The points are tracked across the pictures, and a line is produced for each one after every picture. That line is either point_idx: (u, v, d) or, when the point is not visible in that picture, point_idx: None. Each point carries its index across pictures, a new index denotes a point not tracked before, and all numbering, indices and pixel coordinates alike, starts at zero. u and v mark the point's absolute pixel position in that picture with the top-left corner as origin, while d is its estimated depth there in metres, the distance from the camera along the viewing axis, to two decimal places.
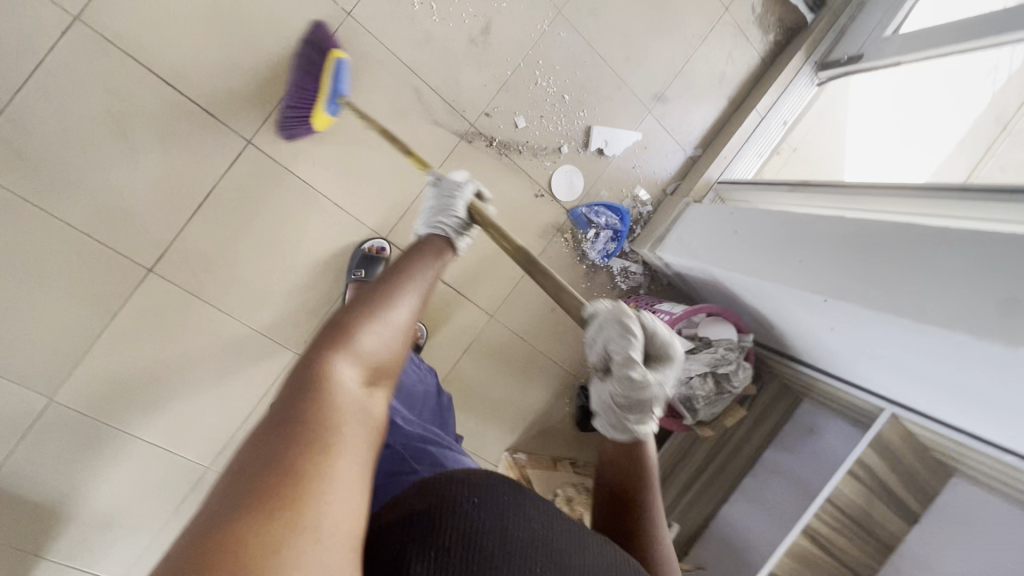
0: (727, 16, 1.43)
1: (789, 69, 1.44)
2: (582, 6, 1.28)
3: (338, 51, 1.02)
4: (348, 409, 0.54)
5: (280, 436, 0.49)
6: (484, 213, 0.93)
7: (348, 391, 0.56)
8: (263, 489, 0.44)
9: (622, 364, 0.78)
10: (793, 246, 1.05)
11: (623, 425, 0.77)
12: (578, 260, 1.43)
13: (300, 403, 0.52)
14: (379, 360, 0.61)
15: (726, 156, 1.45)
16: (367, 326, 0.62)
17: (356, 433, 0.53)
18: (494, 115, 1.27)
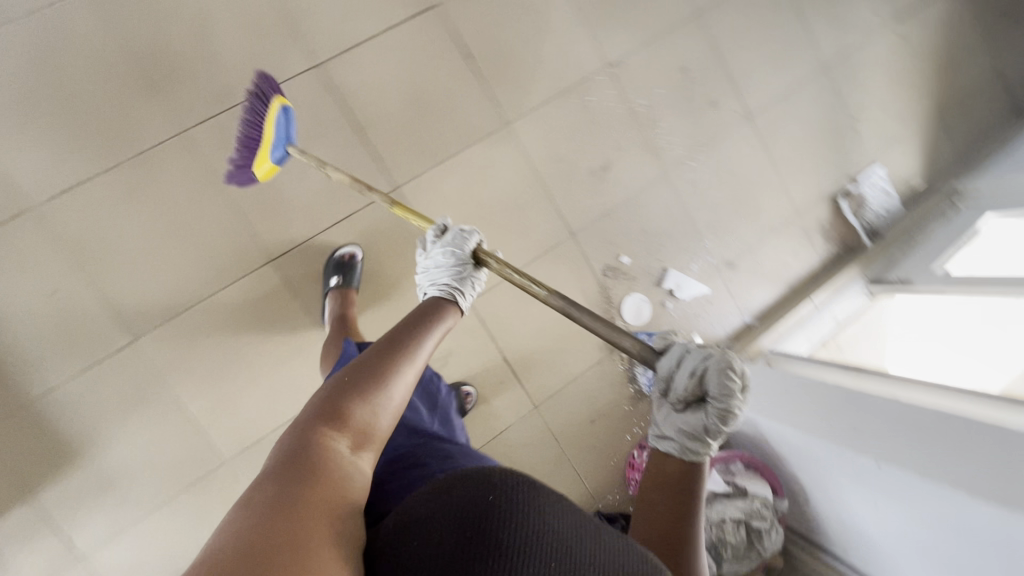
0: (800, 218, 1.66)
1: (844, 277, 1.63)
2: (685, 174, 1.55)
3: (281, 99, 1.11)
4: (340, 477, 0.60)
5: (286, 486, 0.55)
6: (492, 259, 0.96)
7: (336, 458, 0.61)
8: (258, 540, 0.48)
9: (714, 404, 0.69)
10: (848, 409, 1.14)
11: (691, 454, 0.70)
12: (627, 381, 1.51)
13: (287, 468, 0.57)
14: (369, 427, 0.66)
15: (779, 330, 1.58)
16: (358, 396, 0.67)
17: (345, 493, 0.58)
18: (592, 231, 1.47)
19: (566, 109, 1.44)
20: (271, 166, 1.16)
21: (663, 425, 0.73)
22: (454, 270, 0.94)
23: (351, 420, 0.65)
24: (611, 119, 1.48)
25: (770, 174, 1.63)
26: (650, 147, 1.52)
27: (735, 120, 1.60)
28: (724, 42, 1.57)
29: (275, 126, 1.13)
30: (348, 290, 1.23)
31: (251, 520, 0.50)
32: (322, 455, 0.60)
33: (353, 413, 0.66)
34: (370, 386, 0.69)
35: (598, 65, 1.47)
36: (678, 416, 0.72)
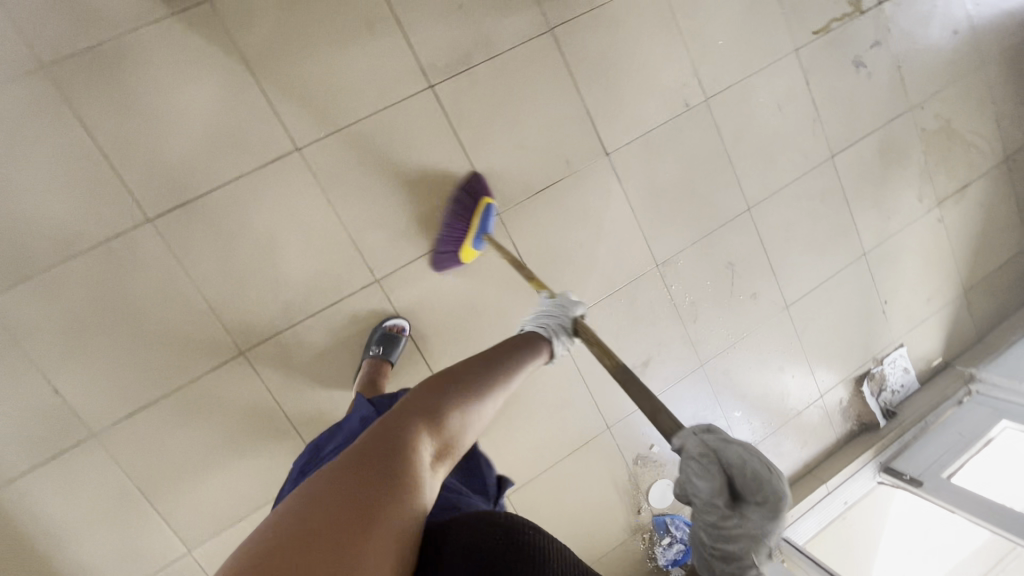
0: (820, 400, 1.73)
1: (856, 462, 1.69)
2: (719, 365, 1.60)
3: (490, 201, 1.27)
4: (419, 474, 0.57)
5: (363, 469, 0.55)
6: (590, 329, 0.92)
7: (421, 461, 0.58)
8: (343, 490, 0.52)
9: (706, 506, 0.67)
10: None
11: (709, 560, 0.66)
12: (647, 558, 1.59)
13: (377, 449, 0.57)
14: (455, 440, 0.65)
15: (793, 515, 1.64)
16: (453, 401, 0.66)
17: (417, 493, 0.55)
18: (627, 423, 1.53)
19: (613, 309, 1.46)
20: (474, 249, 1.28)
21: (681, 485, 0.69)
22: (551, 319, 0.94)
23: (440, 431, 0.63)
24: (656, 317, 1.51)
25: (799, 361, 1.69)
26: (690, 341, 1.55)
27: (773, 310, 1.63)
28: (770, 236, 1.59)
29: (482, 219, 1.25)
30: (385, 364, 1.21)
31: (329, 495, 0.51)
32: (409, 452, 0.58)
33: (444, 423, 0.64)
34: (466, 394, 0.68)
35: (648, 265, 1.48)
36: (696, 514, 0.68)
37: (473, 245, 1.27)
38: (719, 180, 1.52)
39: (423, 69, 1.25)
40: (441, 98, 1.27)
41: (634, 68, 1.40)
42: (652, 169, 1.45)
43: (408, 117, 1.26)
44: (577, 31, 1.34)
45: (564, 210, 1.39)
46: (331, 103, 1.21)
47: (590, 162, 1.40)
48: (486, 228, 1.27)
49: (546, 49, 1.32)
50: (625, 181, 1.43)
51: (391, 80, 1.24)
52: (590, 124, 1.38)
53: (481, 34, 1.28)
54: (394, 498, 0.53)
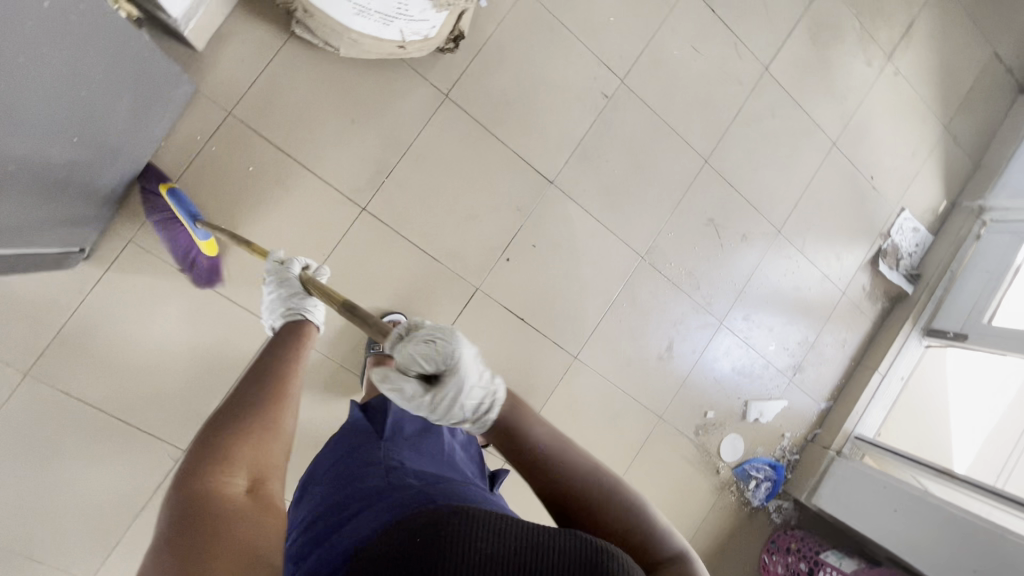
0: (844, 297, 1.74)
1: (901, 337, 1.74)
2: (737, 313, 1.63)
3: (167, 184, 1.08)
4: (238, 506, 0.55)
5: (179, 545, 0.50)
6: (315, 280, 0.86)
7: (236, 497, 0.56)
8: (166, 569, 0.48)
9: (399, 378, 0.66)
10: (953, 540, 1.35)
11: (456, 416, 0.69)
12: (742, 505, 1.68)
13: (181, 520, 0.53)
14: (260, 460, 0.62)
15: (857, 410, 1.72)
16: (235, 433, 0.62)
17: (241, 531, 0.53)
18: (675, 402, 1.58)
19: (619, 318, 1.50)
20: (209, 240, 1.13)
21: (405, 364, 0.66)
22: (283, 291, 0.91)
23: (243, 457, 0.60)
24: (660, 302, 1.54)
25: (809, 271, 1.69)
26: (701, 306, 1.58)
27: (766, 240, 1.63)
28: (736, 175, 1.57)
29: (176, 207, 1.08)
30: (387, 358, 1.22)
31: None
32: (216, 503, 0.55)
33: (238, 453, 0.61)
34: (245, 421, 0.64)
35: (634, 262, 1.49)
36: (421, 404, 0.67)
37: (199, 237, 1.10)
38: (668, 149, 1.49)
39: (350, 197, 1.25)
40: (378, 215, 1.27)
41: (542, 89, 1.35)
42: (600, 173, 1.43)
43: (357, 246, 1.26)
44: (474, 83, 1.30)
45: (536, 254, 1.40)
46: None
47: (541, 198, 1.39)
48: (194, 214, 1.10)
49: (452, 116, 1.29)
50: (580, 198, 1.42)
51: (326, 223, 1.23)
52: (524, 164, 1.36)
53: (387, 136, 1.25)
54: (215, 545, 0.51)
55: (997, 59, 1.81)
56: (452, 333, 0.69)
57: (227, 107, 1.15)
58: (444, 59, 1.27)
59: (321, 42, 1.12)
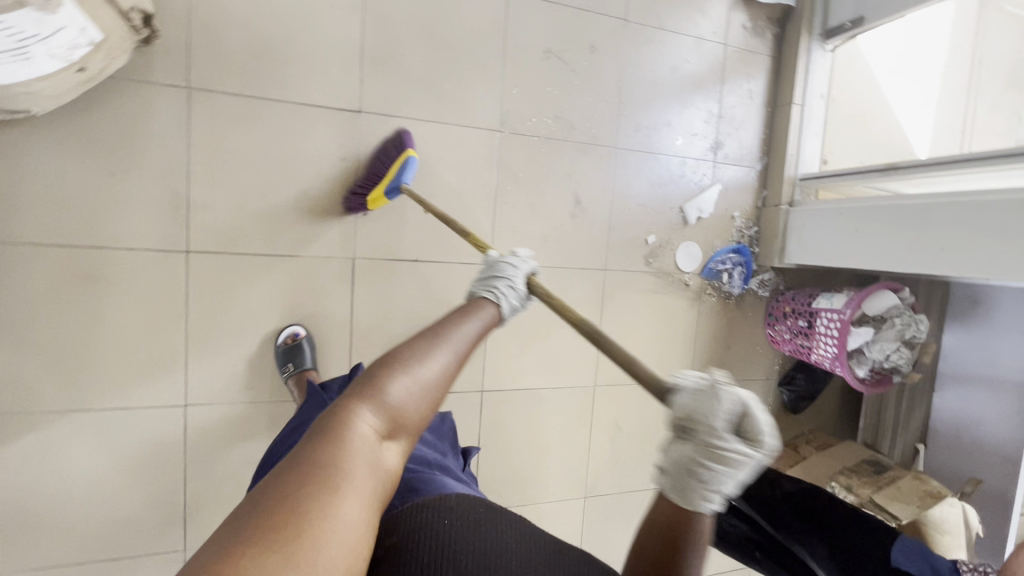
0: (730, 47, 1.57)
1: (803, 56, 1.58)
2: (629, 128, 1.48)
3: (411, 150, 1.14)
4: (359, 462, 0.53)
5: (309, 466, 0.51)
6: (549, 290, 0.84)
7: (363, 448, 0.54)
8: (284, 485, 0.49)
9: (713, 430, 0.58)
10: (919, 232, 1.29)
11: (685, 489, 0.60)
12: (724, 299, 1.66)
13: (318, 441, 0.53)
14: (406, 411, 0.58)
15: (792, 153, 1.62)
16: (399, 375, 0.58)
17: (366, 479, 0.53)
18: (613, 247, 1.50)
19: (512, 202, 1.38)
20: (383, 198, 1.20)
21: (716, 418, 0.58)
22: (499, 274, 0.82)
23: (396, 404, 0.57)
24: (545, 163, 1.40)
25: (680, 42, 1.51)
26: (588, 143, 1.44)
27: (618, 37, 1.44)
28: None
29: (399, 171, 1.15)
30: (307, 372, 1.17)
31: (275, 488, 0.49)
32: (349, 441, 0.53)
33: (391, 396, 0.57)
34: (410, 364, 0.60)
35: (494, 140, 1.34)
36: (677, 448, 0.61)
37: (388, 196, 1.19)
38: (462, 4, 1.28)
39: (166, 248, 1.12)
40: (207, 249, 1.14)
41: (286, 18, 1.15)
42: (404, 70, 1.24)
43: (207, 288, 1.15)
44: (209, 57, 1.10)
45: None
46: (154, 354, 1.13)
47: (360, 135, 1.23)
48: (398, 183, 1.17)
49: (211, 106, 1.11)
50: (400, 109, 1.25)
51: (160, 287, 1.12)
52: (320, 110, 1.19)
53: (159, 167, 1.10)
54: (327, 493, 0.49)
55: None
56: (762, 426, 0.59)
57: None
58: (158, 50, 1.07)
59: (6, 114, 0.94)
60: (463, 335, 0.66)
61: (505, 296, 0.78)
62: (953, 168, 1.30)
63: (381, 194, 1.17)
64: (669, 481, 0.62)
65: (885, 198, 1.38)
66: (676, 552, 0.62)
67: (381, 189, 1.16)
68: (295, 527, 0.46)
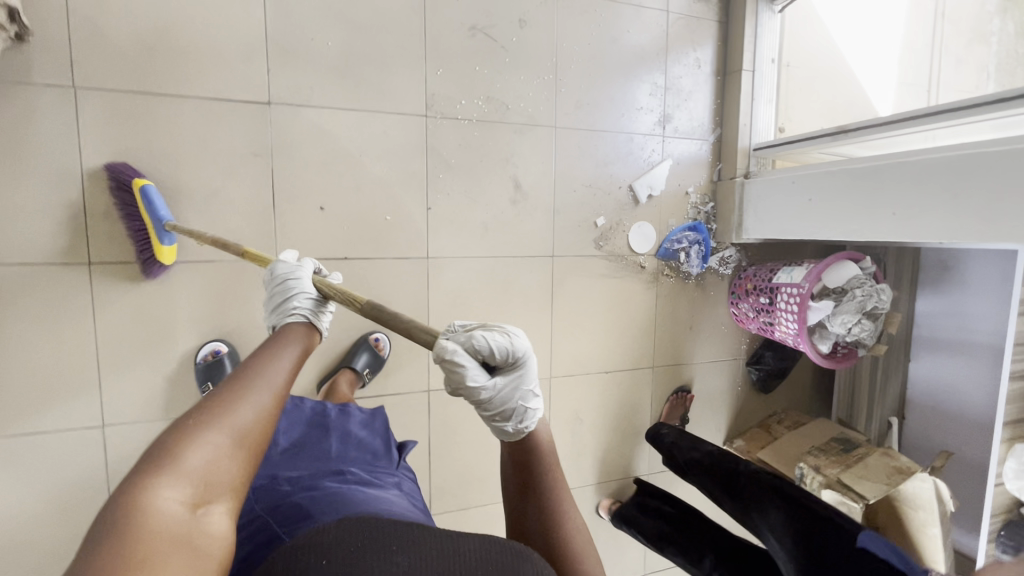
0: (673, 14, 1.49)
1: (750, 19, 1.50)
2: (569, 106, 1.41)
3: (139, 180, 1.00)
4: (176, 534, 0.47)
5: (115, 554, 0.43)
6: (330, 285, 0.81)
7: (179, 523, 0.47)
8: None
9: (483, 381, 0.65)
10: (874, 197, 1.22)
11: (499, 427, 0.69)
12: (684, 279, 1.59)
13: (119, 526, 0.45)
14: (222, 465, 0.53)
15: (746, 122, 1.54)
16: (206, 431, 0.53)
17: (189, 549, 0.47)
18: (560, 232, 1.44)
19: (446, 190, 1.31)
20: (170, 245, 1.07)
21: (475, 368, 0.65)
22: (280, 299, 0.80)
23: (206, 459, 0.52)
24: (479, 147, 1.33)
25: (618, 11, 1.43)
26: (524, 124, 1.37)
27: (548, 8, 1.36)
28: None
29: (148, 210, 1.01)
30: None
31: None
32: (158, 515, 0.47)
33: (198, 453, 0.52)
34: (215, 416, 0.55)
35: (422, 126, 1.27)
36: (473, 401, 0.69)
37: (161, 242, 1.04)
38: None
39: (67, 261, 1.05)
40: (112, 260, 1.08)
41: (177, 6, 1.07)
42: (315, 56, 1.17)
43: (115, 301, 1.08)
44: (94, 54, 1.03)
45: (312, 187, 1.20)
46: (65, 375, 1.07)
47: (272, 128, 1.15)
48: (165, 218, 1.03)
49: (102, 107, 1.04)
50: (314, 98, 1.18)
51: (63, 303, 1.06)
52: (225, 104, 1.12)
53: (50, 175, 1.03)
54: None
55: None
56: (501, 337, 0.67)
57: None
58: (35, 48, 0.99)
59: None
60: (278, 377, 0.63)
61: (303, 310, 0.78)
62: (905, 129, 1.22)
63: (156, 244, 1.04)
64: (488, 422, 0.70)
65: (840, 162, 1.31)
66: (530, 496, 0.68)
67: (153, 239, 1.03)
68: None
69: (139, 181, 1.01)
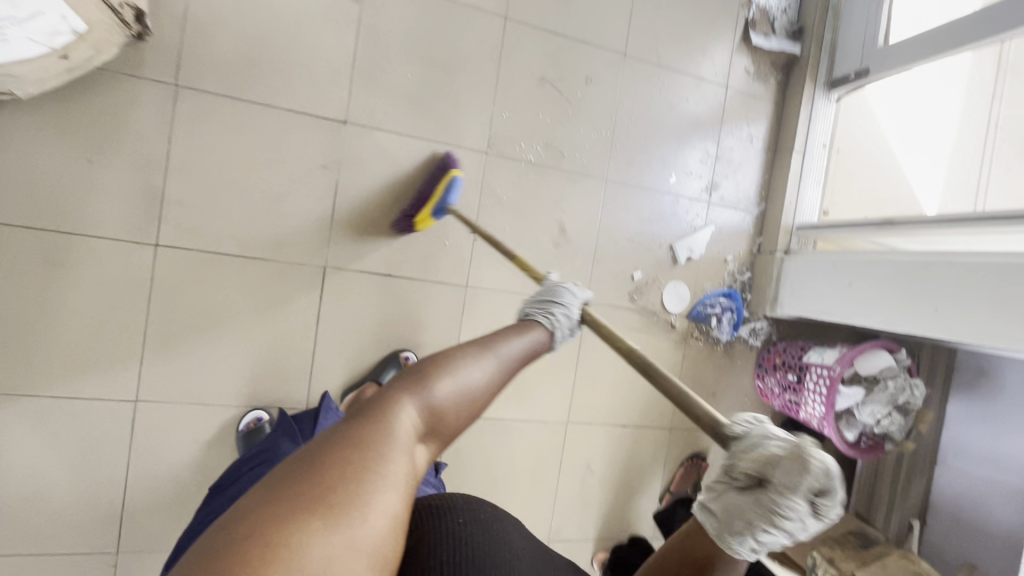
0: (731, 90, 1.55)
1: (805, 104, 1.55)
2: (621, 162, 1.46)
3: (457, 172, 1.23)
4: (399, 455, 0.49)
5: (346, 448, 0.48)
6: (607, 327, 0.81)
7: (404, 448, 0.51)
8: (325, 461, 0.46)
9: (773, 482, 0.52)
10: (915, 291, 1.23)
11: (732, 536, 0.54)
12: (712, 344, 1.59)
13: (363, 423, 0.50)
14: (448, 412, 0.55)
15: (791, 201, 1.57)
16: (450, 373, 0.56)
17: (402, 472, 0.49)
18: (596, 280, 1.46)
19: (493, 225, 1.35)
20: (429, 220, 1.27)
21: (776, 469, 0.52)
22: (549, 303, 0.79)
23: (435, 403, 0.54)
24: (530, 188, 1.38)
25: (679, 81, 1.50)
26: (577, 172, 1.42)
27: (614, 70, 1.43)
28: (549, 16, 1.36)
29: (444, 193, 1.23)
30: None
31: (310, 465, 0.46)
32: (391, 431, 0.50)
33: (435, 389, 0.55)
34: (457, 364, 0.57)
35: (480, 162, 1.33)
36: (728, 497, 0.55)
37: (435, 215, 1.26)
38: (455, 26, 1.29)
39: (135, 240, 1.12)
40: (175, 245, 1.14)
41: (281, 26, 1.17)
42: (393, 85, 1.25)
43: (170, 284, 1.14)
44: (199, 58, 1.12)
45: (370, 204, 1.26)
46: (109, 348, 1.12)
47: (342, 145, 1.23)
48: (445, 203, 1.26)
49: (195, 105, 1.13)
50: (385, 123, 1.25)
51: (124, 278, 1.12)
52: (305, 118, 1.20)
53: (137, 160, 1.11)
54: (371, 485, 0.46)
55: None
56: (836, 511, 0.52)
57: None
58: (150, 46, 1.09)
59: None
60: (514, 349, 0.64)
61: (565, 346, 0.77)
62: (954, 231, 1.23)
63: (427, 214, 1.24)
64: (715, 523, 0.56)
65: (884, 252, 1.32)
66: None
67: (428, 210, 1.24)
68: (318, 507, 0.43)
69: (456, 171, 1.23)
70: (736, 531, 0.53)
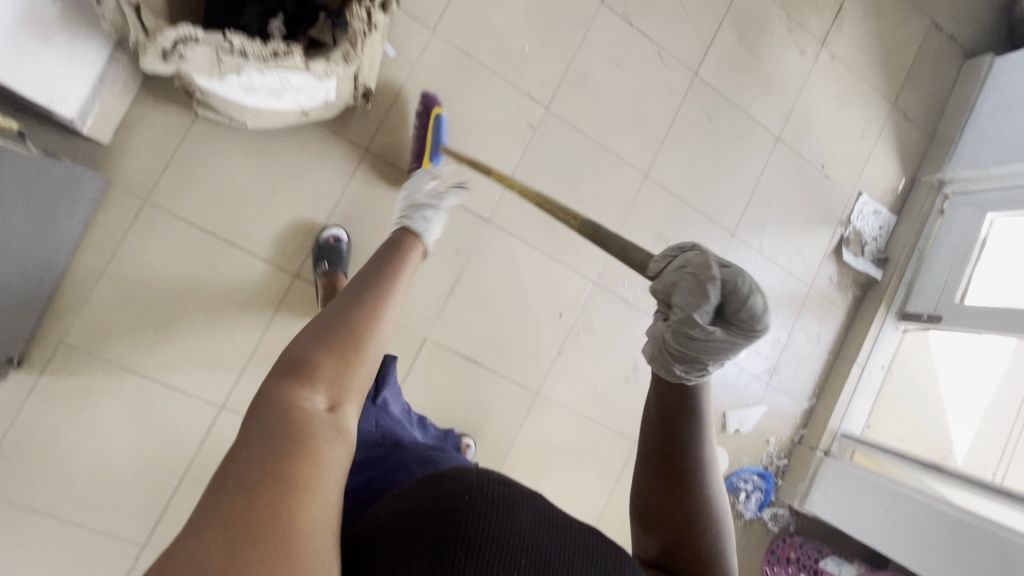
0: (813, 291, 1.70)
1: (874, 326, 1.69)
2: None
3: (438, 110, 1.24)
4: (320, 436, 0.48)
5: (250, 456, 0.44)
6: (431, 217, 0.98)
7: (312, 418, 0.50)
8: (241, 475, 0.43)
9: (692, 309, 0.61)
10: (954, 546, 1.30)
11: (671, 366, 0.64)
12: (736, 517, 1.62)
13: (266, 423, 0.48)
14: (349, 378, 0.56)
15: (841, 407, 1.67)
16: (336, 347, 0.57)
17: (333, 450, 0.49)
18: None
19: (579, 345, 1.46)
20: None
21: (689, 296, 0.61)
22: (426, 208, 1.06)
23: (331, 373, 0.55)
24: (620, 323, 1.50)
25: (771, 270, 1.65)
26: None
27: (720, 245, 1.59)
28: (680, 184, 1.54)
29: (434, 130, 1.23)
30: None
31: (223, 491, 0.42)
32: (296, 412, 0.50)
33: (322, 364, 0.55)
34: (343, 338, 0.58)
35: (586, 288, 1.46)
36: (660, 329, 0.66)
37: (430, 159, 1.23)
38: (603, 171, 1.46)
39: (279, 266, 1.23)
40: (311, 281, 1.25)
41: (465, 129, 1.34)
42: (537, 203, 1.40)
43: (292, 313, 1.24)
44: (392, 136, 1.29)
45: (482, 295, 1.37)
46: (219, 352, 1.20)
47: (478, 240, 1.36)
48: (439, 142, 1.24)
49: (373, 172, 1.28)
50: (519, 231, 1.39)
51: (258, 295, 1.22)
52: (456, 208, 1.34)
53: (309, 201, 1.24)
54: (299, 460, 0.45)
55: (937, 27, 1.80)
56: (752, 320, 0.61)
57: (142, 196, 1.14)
58: (357, 115, 1.26)
59: (224, 118, 1.11)
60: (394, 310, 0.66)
61: (430, 220, 1.02)
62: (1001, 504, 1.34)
63: (427, 155, 1.24)
64: (653, 357, 0.66)
65: (927, 494, 1.40)
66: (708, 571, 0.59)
67: (427, 151, 1.23)
68: (249, 523, 0.40)
69: (437, 110, 1.25)
70: (671, 361, 0.64)
